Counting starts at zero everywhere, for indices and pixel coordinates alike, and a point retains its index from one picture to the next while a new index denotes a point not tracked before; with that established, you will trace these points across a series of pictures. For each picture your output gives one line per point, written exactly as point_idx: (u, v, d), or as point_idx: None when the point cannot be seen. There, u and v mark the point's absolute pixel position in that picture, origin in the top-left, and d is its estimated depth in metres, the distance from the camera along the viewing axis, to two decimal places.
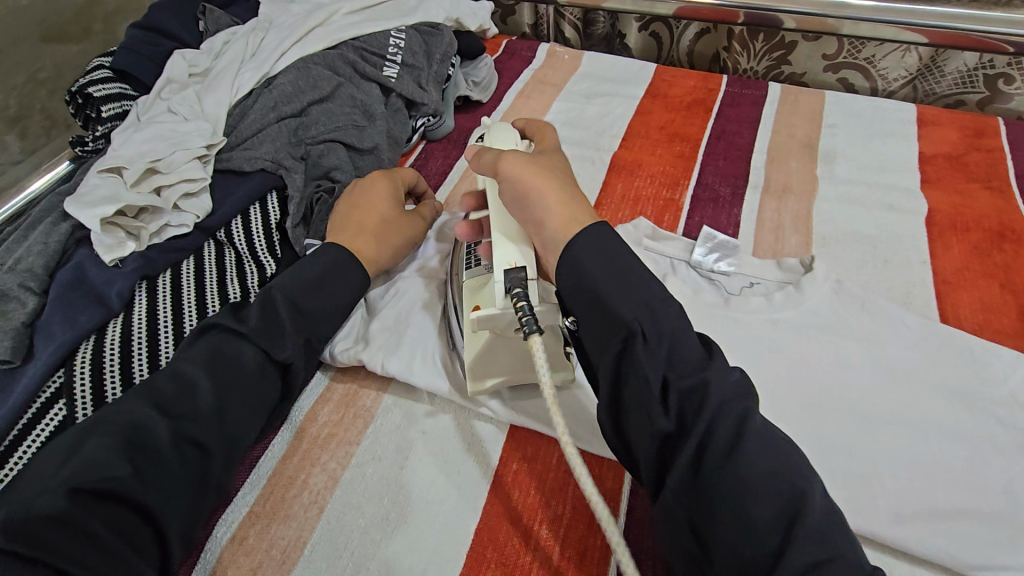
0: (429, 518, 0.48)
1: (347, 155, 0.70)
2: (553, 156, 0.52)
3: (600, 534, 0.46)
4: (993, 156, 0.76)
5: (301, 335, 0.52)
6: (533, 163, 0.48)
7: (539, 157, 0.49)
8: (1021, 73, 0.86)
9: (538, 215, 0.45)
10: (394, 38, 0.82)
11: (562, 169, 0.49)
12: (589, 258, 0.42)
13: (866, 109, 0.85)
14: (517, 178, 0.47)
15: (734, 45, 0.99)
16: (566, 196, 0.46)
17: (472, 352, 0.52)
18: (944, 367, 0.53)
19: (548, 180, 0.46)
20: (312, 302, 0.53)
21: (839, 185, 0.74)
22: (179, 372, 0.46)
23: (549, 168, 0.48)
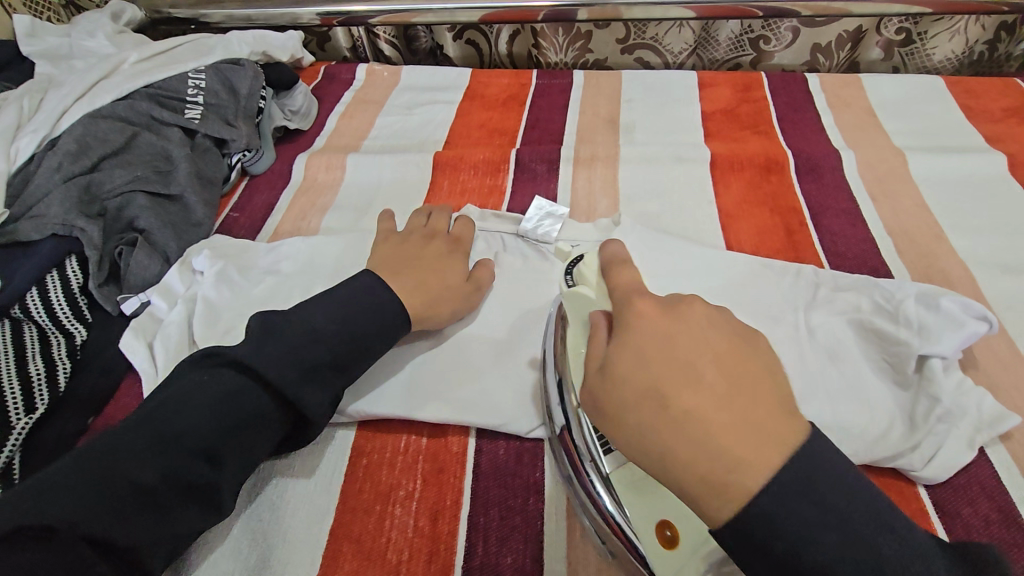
0: (283, 527, 0.48)
1: (152, 203, 0.69)
2: (636, 344, 0.38)
3: (450, 495, 0.48)
4: (759, 105, 0.88)
5: (231, 459, 0.45)
6: (613, 417, 0.38)
7: (617, 370, 0.38)
8: (774, 33, 1.01)
9: (657, 471, 0.36)
10: (192, 80, 0.80)
11: (646, 383, 0.37)
12: (778, 517, 0.32)
13: (656, 80, 0.95)
14: (619, 440, 0.38)
15: (541, 42, 1.07)
16: (687, 444, 0.35)
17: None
18: (731, 285, 0.61)
19: (648, 438, 0.36)
20: (248, 419, 0.46)
21: (638, 148, 0.82)
22: (65, 479, 0.40)
23: (633, 410, 0.37)
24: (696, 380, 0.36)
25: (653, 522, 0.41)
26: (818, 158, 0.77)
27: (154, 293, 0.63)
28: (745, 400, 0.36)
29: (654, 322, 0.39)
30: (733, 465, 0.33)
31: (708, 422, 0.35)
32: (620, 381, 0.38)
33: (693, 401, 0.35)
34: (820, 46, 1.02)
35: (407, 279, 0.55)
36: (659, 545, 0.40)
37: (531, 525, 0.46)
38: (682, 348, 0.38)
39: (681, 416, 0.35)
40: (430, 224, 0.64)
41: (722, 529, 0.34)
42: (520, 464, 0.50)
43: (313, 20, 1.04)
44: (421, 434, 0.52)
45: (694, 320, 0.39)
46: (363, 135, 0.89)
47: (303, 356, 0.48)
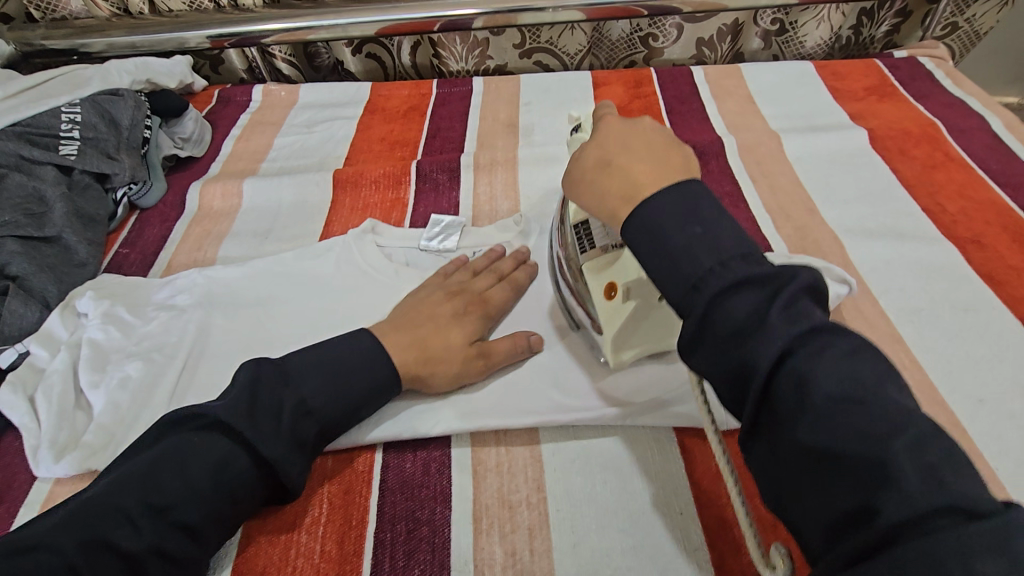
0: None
1: (25, 247, 0.65)
2: (597, 137, 0.47)
3: (358, 515, 0.48)
4: (649, 100, 0.92)
5: (219, 523, 0.43)
6: (580, 184, 0.46)
7: (587, 145, 0.47)
8: (661, 30, 1.06)
9: (596, 204, 0.44)
10: (65, 115, 0.76)
11: (599, 154, 0.45)
12: (667, 217, 0.38)
13: (553, 83, 0.98)
14: (581, 201, 0.46)
15: (441, 51, 1.08)
16: (619, 179, 0.42)
17: (613, 324, 0.50)
18: None
19: (594, 190, 0.45)
20: (242, 483, 0.44)
21: (535, 149, 0.84)
22: (40, 545, 0.37)
23: (588, 176, 0.45)
24: (627, 145, 0.44)
25: (603, 287, 0.52)
26: (703, 146, 0.82)
27: (32, 343, 0.59)
28: (667, 162, 0.43)
29: (616, 121, 0.47)
30: (633, 184, 0.42)
31: (636, 172, 0.42)
32: (577, 161, 0.47)
33: (626, 149, 0.44)
34: (704, 40, 1.08)
35: (406, 336, 0.53)
36: (605, 299, 0.51)
37: (438, 533, 0.46)
38: (629, 133, 0.46)
39: (618, 172, 0.43)
40: (468, 282, 0.60)
41: (626, 222, 0.40)
42: (428, 475, 0.50)
43: (202, 43, 1.01)
44: (325, 458, 0.51)
45: (643, 124, 0.47)
46: (261, 157, 0.87)
47: (299, 425, 0.46)
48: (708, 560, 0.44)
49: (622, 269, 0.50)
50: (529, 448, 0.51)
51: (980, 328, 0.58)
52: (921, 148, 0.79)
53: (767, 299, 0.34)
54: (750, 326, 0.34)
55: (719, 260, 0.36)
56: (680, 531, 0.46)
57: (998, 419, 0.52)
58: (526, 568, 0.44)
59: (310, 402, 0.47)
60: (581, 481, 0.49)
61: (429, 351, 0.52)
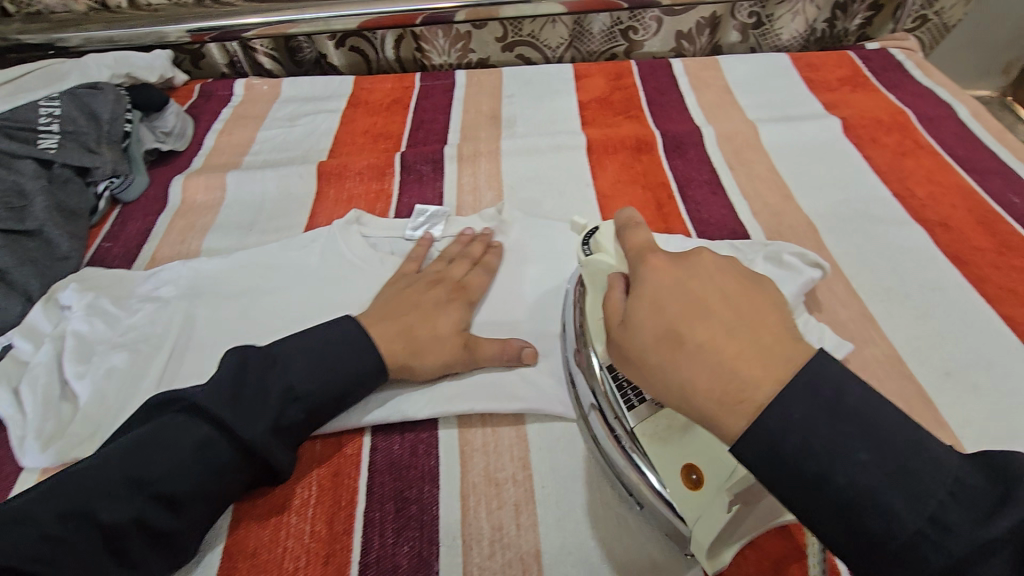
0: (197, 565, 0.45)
1: (6, 240, 0.65)
2: (646, 293, 0.39)
3: (345, 498, 0.48)
4: (629, 91, 0.94)
5: (203, 504, 0.44)
6: (642, 363, 0.38)
7: (638, 302, 0.39)
8: (641, 23, 1.07)
9: (679, 401, 0.36)
10: (44, 108, 0.76)
11: (662, 327, 0.37)
12: (790, 414, 0.32)
13: (535, 75, 0.99)
14: (645, 386, 0.38)
15: (423, 45, 1.08)
16: (706, 364, 0.35)
17: (705, 529, 0.40)
18: None
19: (666, 376, 0.37)
20: (226, 464, 0.44)
21: (518, 140, 0.85)
22: (26, 513, 0.39)
23: (653, 351, 0.37)
24: (702, 312, 0.37)
25: (680, 476, 0.43)
26: (682, 136, 0.84)
27: (16, 336, 0.59)
28: (761, 333, 0.35)
29: (666, 269, 0.40)
30: (733, 378, 0.34)
31: (725, 355, 0.35)
32: (630, 335, 0.38)
33: (704, 319, 0.36)
34: (683, 33, 1.09)
35: (393, 326, 0.54)
36: (689, 490, 0.42)
37: (426, 511, 0.47)
38: (691, 284, 0.38)
39: (698, 354, 0.35)
40: (448, 270, 0.62)
41: (738, 441, 0.34)
42: (415, 455, 0.51)
43: (182, 37, 1.00)
44: (313, 442, 0.52)
45: (703, 268, 0.39)
46: (244, 150, 0.87)
47: (285, 408, 0.47)
48: None
49: (705, 456, 0.42)
50: (514, 428, 0.52)
51: (947, 306, 0.61)
52: (891, 136, 0.81)
53: (893, 464, 0.31)
54: (870, 508, 0.31)
55: (831, 439, 0.32)
56: None
57: (964, 391, 0.54)
58: (513, 541, 0.46)
59: (292, 391, 0.48)
60: (565, 458, 0.50)
61: (418, 341, 0.53)
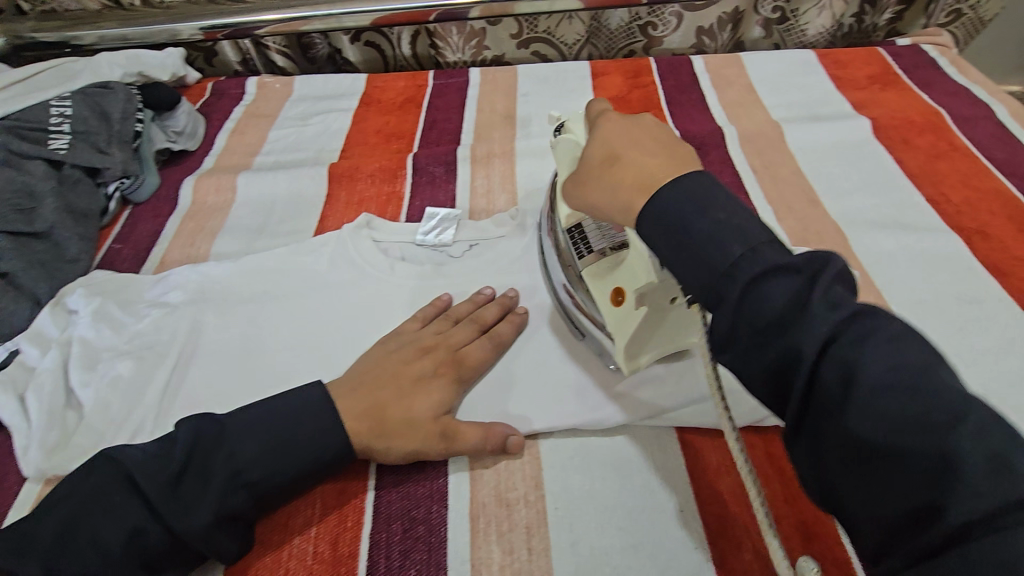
0: None
1: (16, 242, 0.64)
2: (606, 132, 0.46)
3: (350, 517, 0.47)
4: (648, 90, 0.91)
5: None
6: (586, 185, 0.45)
7: (593, 142, 0.46)
8: (661, 19, 1.04)
9: (608, 208, 0.43)
10: (56, 108, 0.75)
11: (604, 151, 0.44)
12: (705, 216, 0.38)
13: (551, 73, 0.97)
14: (588, 207, 0.46)
15: (437, 42, 1.06)
16: (633, 170, 0.41)
17: (625, 334, 0.48)
18: None
19: (603, 188, 0.43)
20: (157, 553, 0.41)
21: (534, 141, 0.83)
22: None
23: (596, 177, 0.44)
24: (636, 141, 0.43)
25: (610, 290, 0.50)
26: (702, 137, 0.81)
27: (23, 340, 0.59)
28: (680, 157, 0.42)
29: (617, 118, 0.47)
30: (647, 174, 0.41)
31: (645, 164, 0.41)
32: (584, 164, 0.46)
33: (637, 146, 0.43)
34: (705, 29, 1.06)
35: (364, 401, 0.48)
36: (614, 306, 0.50)
37: (434, 532, 0.46)
38: (637, 128, 0.45)
39: (626, 164, 0.42)
40: (445, 336, 0.54)
41: (643, 220, 0.40)
42: (423, 472, 0.49)
43: (195, 35, 1.00)
44: None
45: (646, 118, 0.46)
46: (256, 150, 0.86)
47: (228, 495, 0.43)
48: (709, 559, 0.43)
49: (628, 271, 0.49)
50: (526, 447, 0.50)
51: (985, 320, 0.57)
52: (925, 137, 0.78)
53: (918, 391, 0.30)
54: (808, 330, 0.32)
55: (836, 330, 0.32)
56: (681, 531, 0.45)
57: (1005, 411, 0.51)
58: (524, 567, 0.44)
59: (236, 478, 0.44)
60: (579, 479, 0.48)
61: (388, 423, 0.48)
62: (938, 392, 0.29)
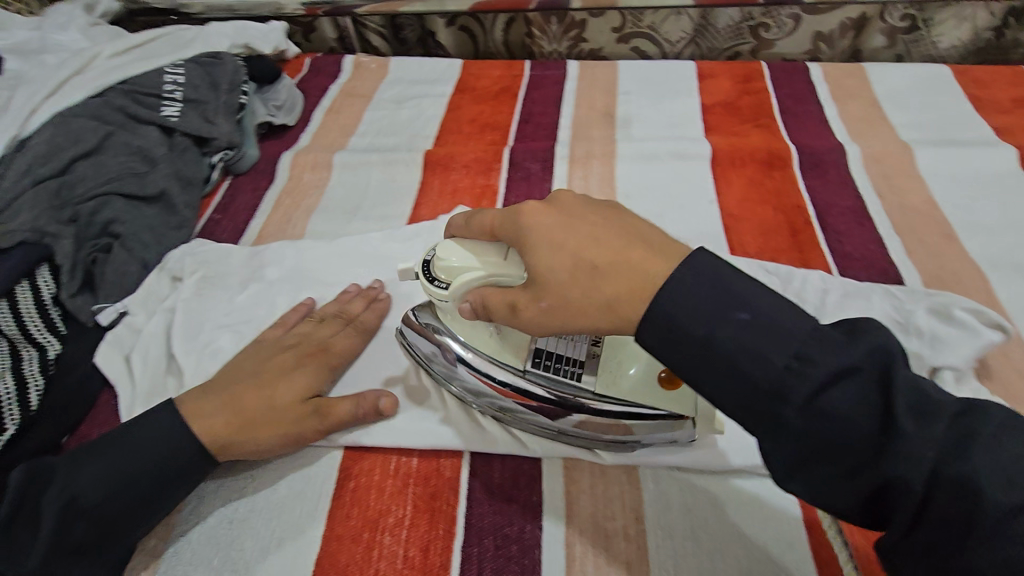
0: None
1: (129, 205, 0.66)
2: (552, 237, 0.38)
3: (440, 525, 0.45)
4: (760, 97, 0.85)
5: (131, 520, 0.44)
6: (568, 306, 0.37)
7: (547, 251, 0.38)
8: (775, 21, 0.97)
9: (607, 317, 0.36)
10: (169, 75, 0.77)
11: (570, 263, 0.37)
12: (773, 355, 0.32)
13: (654, 72, 0.92)
14: (567, 328, 0.38)
15: (534, 30, 1.03)
16: (639, 278, 0.35)
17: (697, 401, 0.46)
18: None
19: (591, 303, 0.36)
20: (146, 483, 0.45)
21: (635, 143, 0.79)
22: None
23: (579, 292, 0.37)
24: (595, 241, 0.37)
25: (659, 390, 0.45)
26: (821, 153, 0.75)
27: (131, 304, 0.61)
28: (639, 247, 0.37)
29: (536, 219, 0.39)
30: (639, 276, 0.35)
31: (634, 260, 0.36)
32: (552, 275, 0.38)
33: (600, 253, 0.37)
34: (823, 35, 0.99)
35: (218, 399, 0.49)
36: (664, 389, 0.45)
37: (528, 554, 0.44)
38: (589, 231, 0.38)
39: (612, 276, 0.36)
40: (313, 333, 0.55)
41: (652, 330, 0.35)
42: (516, 488, 0.47)
43: (297, 10, 1.03)
44: (411, 456, 0.50)
45: (574, 211, 0.40)
46: (351, 131, 0.85)
47: (64, 524, 0.42)
48: None
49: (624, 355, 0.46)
50: (626, 474, 0.48)
51: None
52: None
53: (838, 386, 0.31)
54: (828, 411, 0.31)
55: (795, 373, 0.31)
56: None
57: None
58: None
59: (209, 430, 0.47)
60: (684, 517, 0.45)
61: (245, 417, 0.48)
62: (814, 346, 0.31)
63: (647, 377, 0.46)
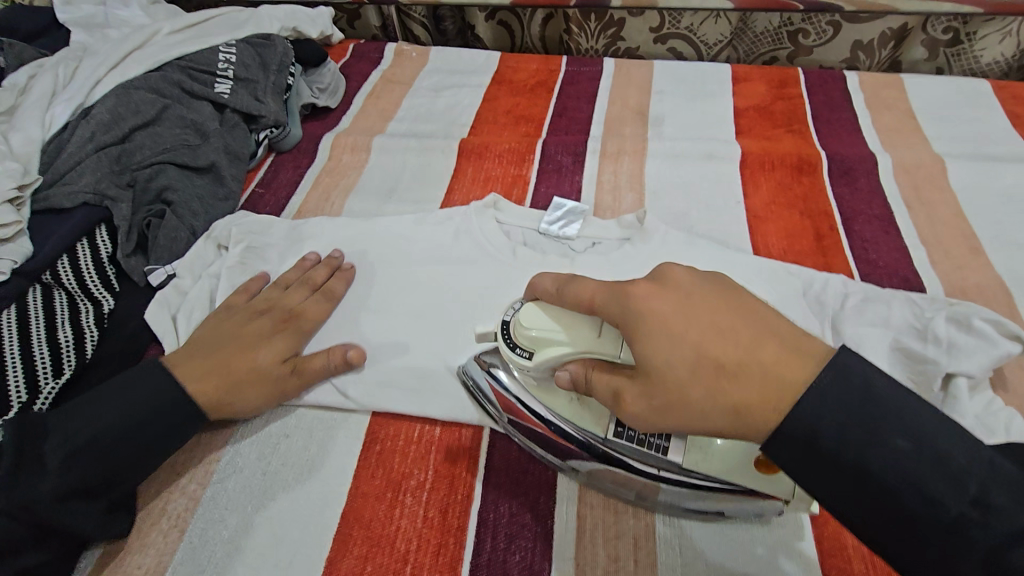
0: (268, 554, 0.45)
1: (181, 175, 0.70)
2: (668, 323, 0.36)
3: (460, 490, 0.48)
4: (794, 103, 0.86)
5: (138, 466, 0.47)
6: (681, 400, 0.36)
7: (660, 334, 0.36)
8: (815, 27, 0.97)
9: (713, 427, 0.36)
10: (223, 54, 0.81)
11: (692, 356, 0.35)
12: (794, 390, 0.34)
13: (689, 73, 0.93)
14: (686, 429, 0.36)
15: (572, 27, 1.05)
16: (753, 385, 0.34)
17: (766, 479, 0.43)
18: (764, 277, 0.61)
19: (699, 403, 0.35)
20: (148, 433, 0.47)
21: (666, 142, 0.80)
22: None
23: (699, 391, 0.35)
24: (719, 331, 0.36)
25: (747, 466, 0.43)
26: (852, 161, 0.75)
27: (179, 267, 0.64)
28: (759, 342, 0.35)
29: (649, 297, 0.38)
30: (767, 381, 0.34)
31: (767, 364, 0.34)
32: (666, 365, 0.36)
33: (724, 351, 0.35)
34: (862, 44, 0.98)
35: (204, 362, 0.51)
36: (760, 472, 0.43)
37: (541, 523, 0.46)
38: (714, 319, 0.36)
39: (739, 377, 0.34)
40: (281, 298, 0.58)
41: (794, 451, 0.34)
42: (532, 461, 0.50)
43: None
44: (434, 426, 0.52)
45: (687, 288, 0.38)
46: (390, 116, 0.88)
47: (71, 470, 0.44)
48: None
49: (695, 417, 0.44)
50: None
51: None
52: None
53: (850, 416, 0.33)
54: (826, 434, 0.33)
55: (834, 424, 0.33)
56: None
57: None
58: None
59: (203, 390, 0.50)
60: None
61: (237, 376, 0.51)
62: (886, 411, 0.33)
63: (735, 452, 0.43)
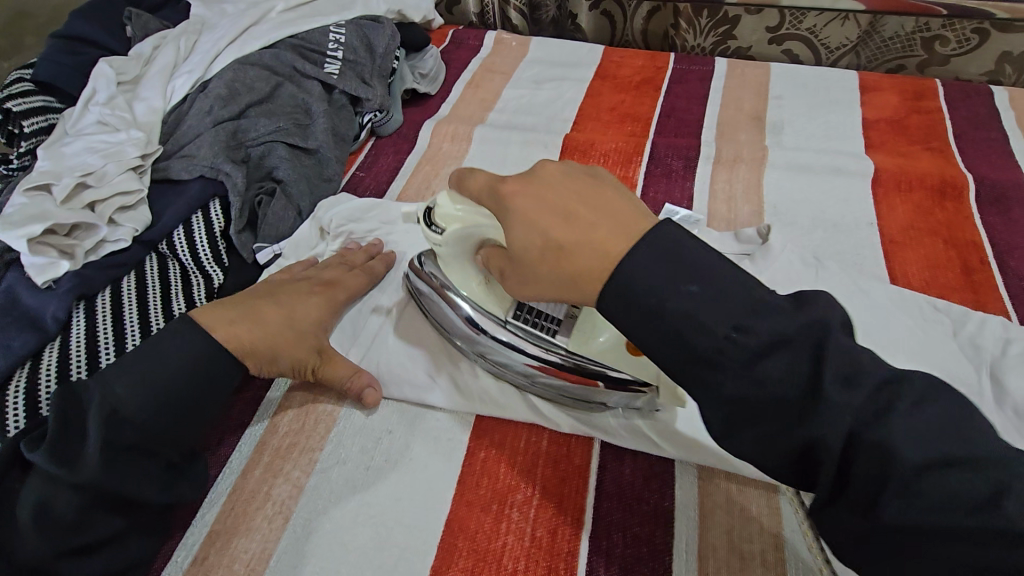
0: (370, 556, 0.44)
1: (291, 154, 0.70)
2: (523, 213, 0.35)
3: (570, 510, 0.46)
4: (932, 117, 0.78)
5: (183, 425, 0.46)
6: (545, 281, 0.36)
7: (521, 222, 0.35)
8: (956, 35, 0.89)
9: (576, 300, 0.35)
10: (333, 34, 0.80)
11: (542, 243, 0.34)
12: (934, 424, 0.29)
13: (811, 78, 0.86)
14: (540, 296, 0.37)
15: (681, 22, 0.99)
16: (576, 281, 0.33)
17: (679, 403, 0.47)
18: (910, 311, 0.55)
19: (555, 281, 0.35)
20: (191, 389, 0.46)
21: (788, 152, 0.75)
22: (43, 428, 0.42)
23: (540, 269, 0.35)
24: (568, 215, 0.34)
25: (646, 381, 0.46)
26: (1004, 188, 0.68)
27: (286, 247, 0.64)
28: (600, 221, 0.33)
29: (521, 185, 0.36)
30: (591, 259, 0.33)
31: (598, 240, 0.33)
32: (520, 245, 0.36)
33: (572, 236, 0.33)
34: (1010, 56, 0.88)
35: (240, 317, 0.50)
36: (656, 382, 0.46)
37: (657, 558, 0.43)
38: (564, 205, 0.34)
39: (574, 252, 0.33)
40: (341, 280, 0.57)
41: (617, 306, 0.32)
42: (647, 488, 0.47)
43: None
44: (542, 438, 0.50)
45: (551, 177, 0.36)
46: (489, 106, 0.86)
47: (114, 438, 0.42)
48: None
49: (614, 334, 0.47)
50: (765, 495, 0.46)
51: None
52: None
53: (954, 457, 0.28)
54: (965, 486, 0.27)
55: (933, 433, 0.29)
56: None
57: None
58: None
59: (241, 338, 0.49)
60: None
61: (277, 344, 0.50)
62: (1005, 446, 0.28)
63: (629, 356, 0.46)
